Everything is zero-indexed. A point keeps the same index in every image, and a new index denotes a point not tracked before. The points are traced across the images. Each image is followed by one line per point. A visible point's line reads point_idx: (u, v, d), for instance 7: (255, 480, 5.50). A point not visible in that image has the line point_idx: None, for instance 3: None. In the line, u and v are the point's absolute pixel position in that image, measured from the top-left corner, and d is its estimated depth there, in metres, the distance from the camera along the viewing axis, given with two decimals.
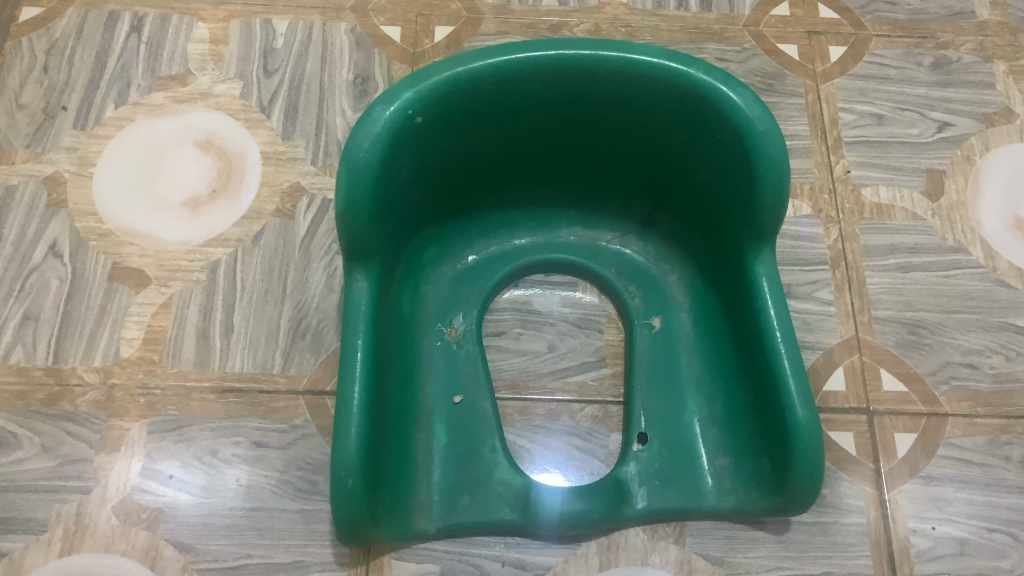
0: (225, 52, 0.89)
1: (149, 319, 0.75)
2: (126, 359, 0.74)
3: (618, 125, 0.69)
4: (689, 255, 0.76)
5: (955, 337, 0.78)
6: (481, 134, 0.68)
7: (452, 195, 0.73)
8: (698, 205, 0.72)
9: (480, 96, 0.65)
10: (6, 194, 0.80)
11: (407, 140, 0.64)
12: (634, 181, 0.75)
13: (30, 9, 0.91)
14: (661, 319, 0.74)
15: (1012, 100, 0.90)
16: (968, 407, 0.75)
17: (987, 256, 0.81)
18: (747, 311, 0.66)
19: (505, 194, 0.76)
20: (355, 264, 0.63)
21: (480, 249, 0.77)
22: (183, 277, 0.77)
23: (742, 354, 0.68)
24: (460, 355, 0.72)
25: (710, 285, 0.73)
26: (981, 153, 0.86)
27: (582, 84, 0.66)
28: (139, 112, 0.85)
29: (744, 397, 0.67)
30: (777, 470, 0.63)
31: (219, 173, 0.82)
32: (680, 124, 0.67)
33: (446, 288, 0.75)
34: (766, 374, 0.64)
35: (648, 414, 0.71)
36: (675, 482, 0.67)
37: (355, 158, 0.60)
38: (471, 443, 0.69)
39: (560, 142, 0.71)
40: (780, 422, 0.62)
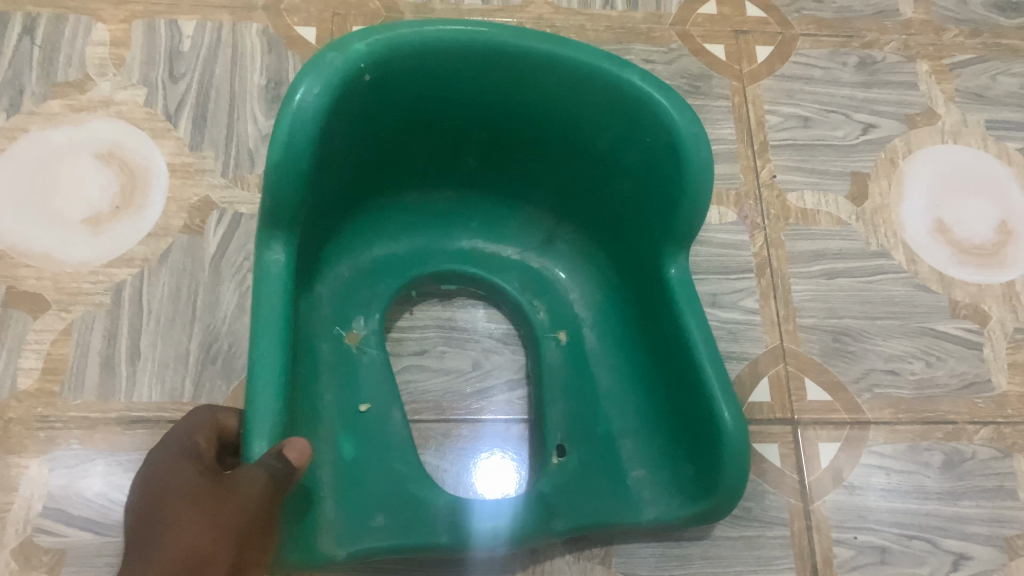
0: (126, 57, 0.84)
1: (48, 348, 0.71)
2: (23, 391, 0.69)
3: (546, 124, 0.67)
4: (595, 272, 0.75)
5: (878, 344, 0.78)
6: (409, 111, 0.65)
7: (362, 179, 0.69)
8: (609, 216, 0.70)
9: (425, 66, 0.61)
10: None
11: (345, 103, 0.59)
12: (547, 187, 0.73)
13: None
14: (569, 334, 0.73)
15: (934, 101, 0.90)
16: (890, 414, 0.75)
17: (909, 260, 0.82)
18: (667, 320, 0.64)
19: (423, 178, 0.73)
20: (273, 235, 0.56)
21: (382, 245, 0.73)
22: (84, 300, 0.73)
23: (658, 360, 0.67)
24: (362, 361, 0.68)
25: (623, 304, 0.72)
26: (904, 156, 0.87)
27: (516, 71, 0.63)
28: (33, 123, 0.80)
29: (663, 407, 0.67)
30: (706, 476, 0.61)
31: (122, 188, 0.78)
32: (611, 128, 0.65)
33: (341, 291, 0.71)
34: (688, 373, 0.63)
35: (562, 425, 0.68)
36: (597, 496, 0.64)
37: (301, 105, 0.55)
38: (379, 453, 0.64)
39: (489, 130, 0.68)
40: (708, 426, 0.61)
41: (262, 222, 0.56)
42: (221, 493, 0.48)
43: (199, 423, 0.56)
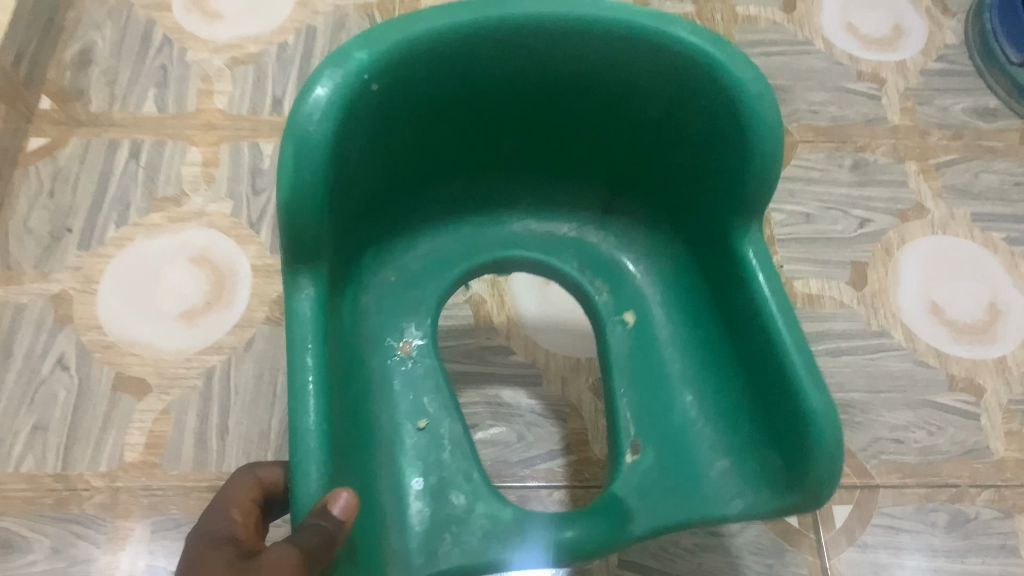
0: (215, 174, 0.97)
1: (150, 425, 0.82)
2: (129, 463, 0.80)
3: (588, 98, 0.70)
4: (657, 235, 0.79)
5: (882, 414, 0.86)
6: (440, 111, 0.68)
7: (405, 184, 0.73)
8: (668, 182, 0.74)
9: (442, 58, 0.63)
10: (18, 313, 0.87)
11: (363, 109, 0.61)
12: (599, 165, 0.77)
13: (36, 138, 0.99)
14: (635, 314, 0.77)
15: (923, 196, 1.01)
16: (897, 478, 0.83)
17: (908, 338, 0.91)
18: (739, 296, 0.65)
19: (460, 177, 0.77)
20: (297, 271, 0.58)
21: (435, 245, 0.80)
22: (181, 384, 0.84)
23: (727, 338, 0.68)
24: (415, 370, 0.74)
25: (688, 263, 0.75)
26: (898, 246, 0.97)
27: (560, 53, 0.66)
28: (138, 232, 0.93)
29: (735, 390, 0.68)
30: (792, 466, 0.59)
31: (212, 286, 0.90)
32: (660, 96, 0.68)
33: (392, 292, 0.77)
34: (764, 348, 0.62)
35: (631, 416, 0.72)
36: (669, 497, 0.67)
37: (306, 131, 0.57)
38: (444, 471, 0.69)
39: (522, 117, 0.72)
40: (791, 404, 0.59)
41: (287, 269, 0.59)
42: (251, 565, 0.46)
43: (234, 493, 0.56)
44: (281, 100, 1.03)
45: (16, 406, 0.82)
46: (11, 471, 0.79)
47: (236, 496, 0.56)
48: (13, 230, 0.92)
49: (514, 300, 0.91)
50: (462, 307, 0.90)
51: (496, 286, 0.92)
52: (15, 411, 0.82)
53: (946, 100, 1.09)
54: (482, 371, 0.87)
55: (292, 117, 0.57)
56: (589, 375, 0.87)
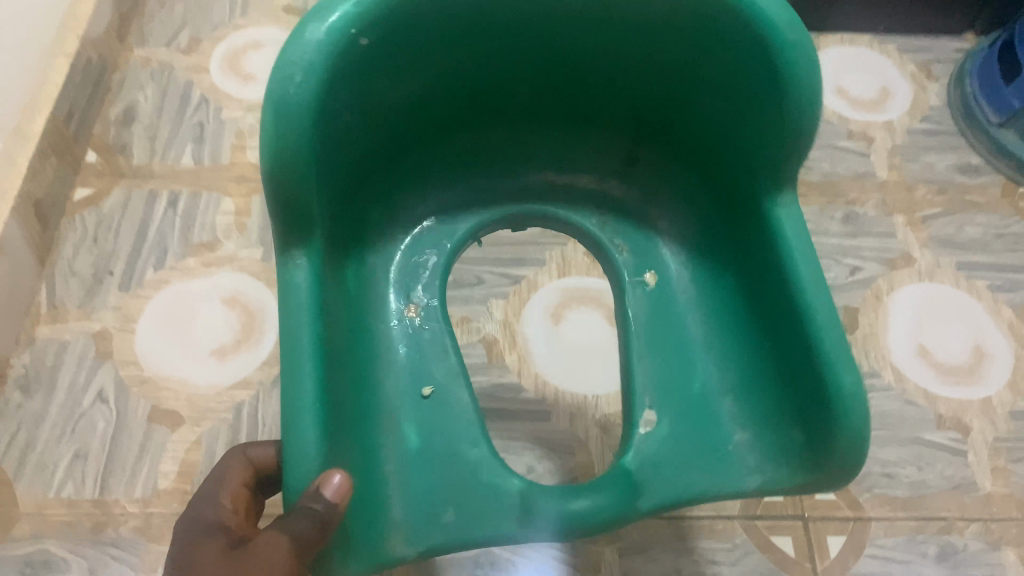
0: (247, 222, 1.05)
1: (182, 454, 0.87)
2: (162, 489, 0.85)
3: (609, 53, 0.74)
4: (682, 192, 0.85)
5: (874, 450, 0.91)
6: (447, 62, 0.72)
7: (416, 135, 0.79)
8: (695, 135, 0.80)
9: (442, 10, 0.66)
10: (61, 349, 0.93)
11: (355, 59, 0.63)
12: (622, 112, 0.82)
13: (82, 189, 1.06)
14: (657, 274, 0.85)
15: (910, 246, 1.07)
16: (888, 511, 0.87)
17: (897, 379, 0.96)
18: (769, 262, 0.69)
19: (478, 122, 0.82)
20: (292, 246, 0.61)
21: (450, 195, 0.88)
22: (212, 417, 0.90)
23: (752, 310, 0.73)
24: (424, 334, 0.81)
25: (711, 221, 0.81)
26: (887, 292, 1.03)
27: (585, 9, 0.69)
28: (174, 275, 1.00)
29: (762, 361, 0.72)
30: (814, 439, 0.63)
31: (243, 325, 0.96)
32: (682, 44, 0.71)
33: (402, 251, 0.85)
34: (788, 315, 0.66)
35: (648, 382, 0.78)
36: (690, 461, 0.72)
37: (287, 92, 0.58)
38: (445, 436, 0.75)
39: (537, 67, 0.75)
40: (816, 380, 0.63)
41: (280, 228, 0.61)
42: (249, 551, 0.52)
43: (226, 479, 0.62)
44: None
45: (57, 435, 0.88)
46: (52, 496, 0.84)
47: (229, 482, 0.61)
48: (59, 272, 0.99)
49: (525, 340, 0.96)
50: (476, 347, 0.96)
51: (508, 326, 0.98)
52: (57, 440, 0.88)
53: (930, 158, 1.16)
54: (495, 407, 0.92)
55: (274, 81, 0.59)
56: (596, 412, 0.92)
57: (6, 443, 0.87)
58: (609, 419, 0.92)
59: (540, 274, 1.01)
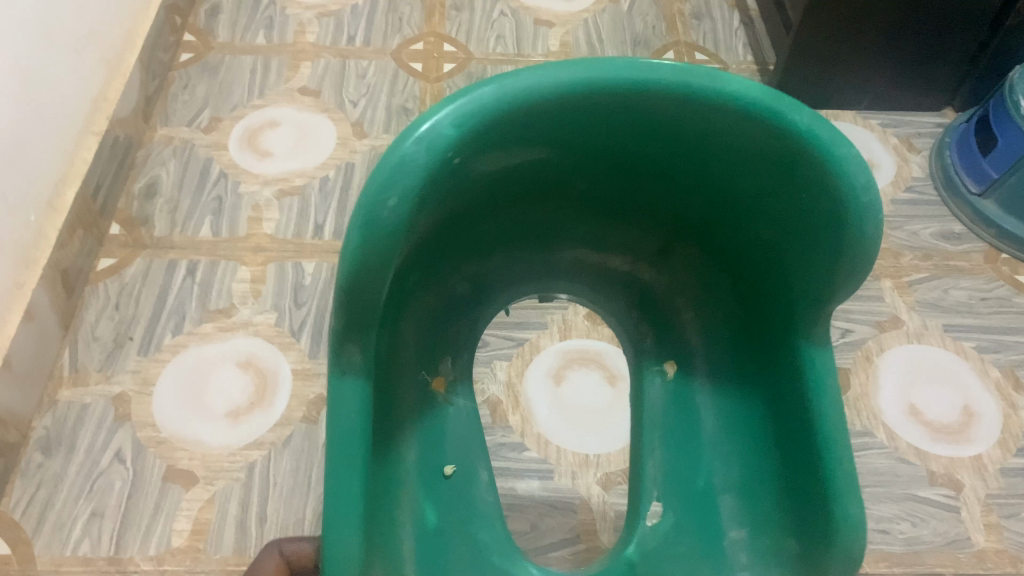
0: (262, 289, 1.09)
1: (196, 513, 0.90)
2: (176, 547, 0.87)
3: (689, 156, 0.71)
4: (699, 298, 0.93)
5: (869, 507, 0.93)
6: (523, 166, 0.74)
7: (486, 222, 0.85)
8: (739, 257, 0.81)
9: (536, 125, 0.66)
10: (81, 410, 0.97)
11: (438, 176, 0.62)
12: (677, 220, 0.84)
13: (106, 258, 1.12)
14: (675, 363, 0.94)
15: (898, 309, 1.11)
16: (884, 566, 0.89)
17: (889, 437, 0.99)
18: (789, 379, 0.73)
19: (529, 189, 0.80)
20: (349, 335, 0.60)
21: (494, 271, 0.97)
22: (225, 476, 0.93)
23: (767, 414, 0.78)
24: (450, 409, 0.91)
25: (733, 326, 0.87)
26: (877, 354, 1.06)
27: (659, 131, 0.69)
28: (192, 340, 1.04)
29: (767, 467, 0.77)
30: (807, 552, 0.68)
31: (256, 387, 1.00)
32: (749, 169, 0.69)
33: (439, 331, 0.94)
34: (797, 425, 0.71)
35: (658, 474, 0.87)
36: (685, 550, 0.80)
37: (379, 215, 0.58)
38: (461, 513, 0.83)
39: (607, 163, 0.75)
40: (815, 496, 0.68)
41: (342, 324, 0.60)
42: None
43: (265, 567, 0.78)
44: (322, 226, 1.17)
45: (75, 495, 0.91)
46: (68, 554, 0.87)
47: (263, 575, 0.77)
48: (81, 337, 1.04)
49: (529, 402, 1.00)
50: (481, 408, 0.99)
51: (511, 388, 1.01)
52: (75, 499, 0.90)
53: (915, 226, 1.21)
54: (499, 466, 0.95)
55: (366, 196, 0.58)
56: (597, 470, 0.95)
57: (25, 502, 0.90)
58: (610, 477, 0.94)
59: (543, 336, 1.06)
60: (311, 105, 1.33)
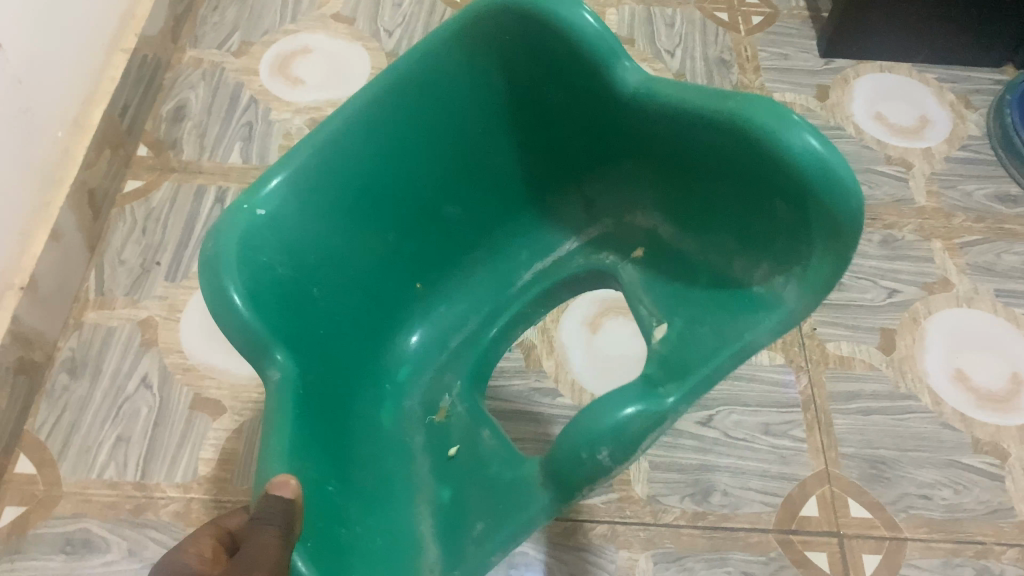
0: None
1: (223, 443, 0.88)
2: (203, 476, 0.86)
3: (533, 126, 0.71)
4: (663, 203, 0.70)
5: (910, 471, 0.91)
6: (443, 193, 0.71)
7: (430, 258, 0.74)
8: (672, 153, 0.65)
9: (398, 130, 0.66)
10: (108, 334, 0.95)
11: (264, 234, 0.59)
12: (613, 149, 0.70)
13: (133, 182, 1.09)
14: (642, 250, 0.73)
15: (948, 271, 1.07)
16: (925, 532, 0.87)
17: (934, 402, 0.96)
18: (754, 159, 0.56)
19: (472, 218, 0.74)
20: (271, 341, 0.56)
21: (480, 294, 0.77)
22: (253, 407, 0.91)
23: (704, 189, 0.65)
24: (452, 419, 0.72)
25: (684, 202, 0.68)
26: (924, 316, 1.03)
27: (484, 108, 0.69)
28: None
29: (749, 201, 0.60)
30: (823, 222, 0.52)
31: None
32: (561, 87, 0.67)
33: (454, 354, 0.76)
34: (758, 171, 0.56)
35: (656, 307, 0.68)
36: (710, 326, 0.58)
37: (206, 250, 0.56)
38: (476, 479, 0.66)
39: (492, 175, 0.73)
40: (798, 186, 0.53)
41: (246, 349, 0.55)
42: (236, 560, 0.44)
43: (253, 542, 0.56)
44: None
45: (101, 419, 0.89)
46: (94, 478, 0.85)
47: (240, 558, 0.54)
48: (107, 261, 1.01)
49: (563, 348, 0.98)
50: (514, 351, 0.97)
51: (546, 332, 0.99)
52: (101, 424, 0.89)
53: (969, 186, 1.17)
54: (532, 411, 0.93)
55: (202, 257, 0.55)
56: None
57: (51, 424, 0.89)
58: None
59: None
60: (346, 32, 1.28)
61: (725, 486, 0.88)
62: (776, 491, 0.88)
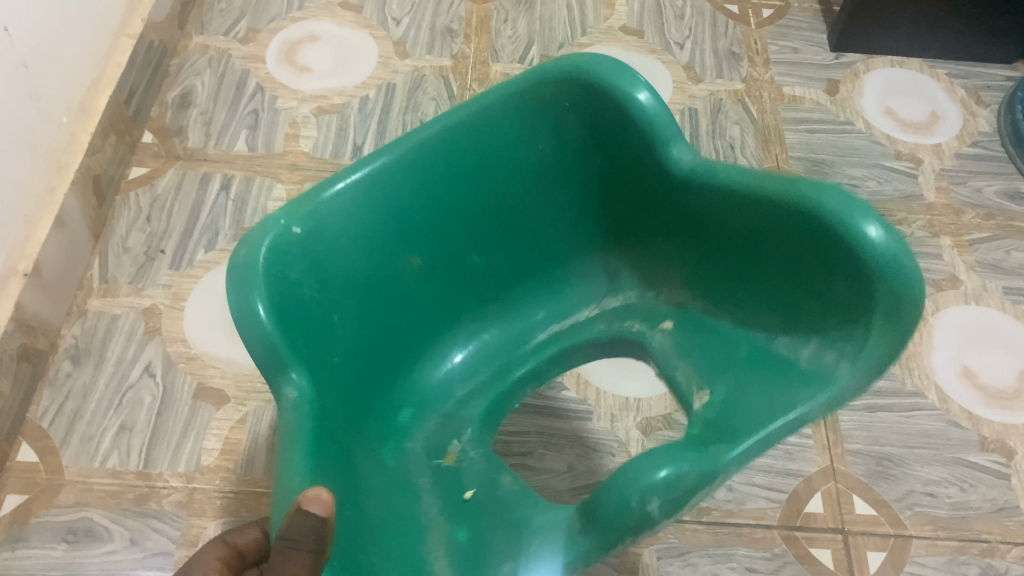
0: None
1: (226, 433, 0.88)
2: (206, 466, 0.85)
3: (578, 189, 0.74)
4: (699, 269, 0.73)
5: (916, 469, 0.90)
6: (472, 239, 0.73)
7: (450, 300, 0.75)
8: (720, 230, 0.69)
9: (445, 172, 0.68)
10: (111, 322, 0.95)
11: (292, 250, 0.60)
12: (656, 214, 0.73)
13: (138, 169, 1.08)
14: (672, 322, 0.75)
15: (957, 269, 1.07)
16: (930, 530, 0.86)
17: (941, 399, 0.95)
18: (813, 241, 0.61)
19: (495, 269, 0.76)
20: (290, 362, 0.56)
21: (491, 342, 0.78)
22: (257, 397, 0.90)
23: (749, 267, 0.68)
24: (465, 466, 0.71)
25: (724, 276, 0.71)
26: (932, 313, 1.02)
27: (525, 163, 0.71)
28: (225, 258, 1.01)
29: (800, 289, 0.64)
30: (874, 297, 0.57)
31: None
32: (611, 150, 0.71)
33: (470, 402, 0.76)
34: (822, 253, 0.61)
35: (692, 373, 0.70)
36: (758, 395, 0.61)
37: (236, 259, 0.58)
38: (493, 522, 0.65)
39: (519, 224, 0.74)
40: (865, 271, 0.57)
41: (265, 367, 0.56)
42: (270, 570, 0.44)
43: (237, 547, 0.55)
44: (360, 148, 1.12)
45: (105, 408, 0.89)
46: (97, 466, 0.85)
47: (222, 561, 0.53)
48: (111, 248, 1.01)
49: None
50: None
51: None
52: (104, 412, 0.88)
53: (979, 182, 1.16)
54: (537, 405, 0.92)
55: (235, 262, 0.57)
56: (637, 414, 0.92)
57: (54, 412, 0.88)
58: (650, 422, 0.91)
59: None
60: (353, 21, 1.27)
61: (730, 481, 0.88)
62: (781, 487, 0.88)
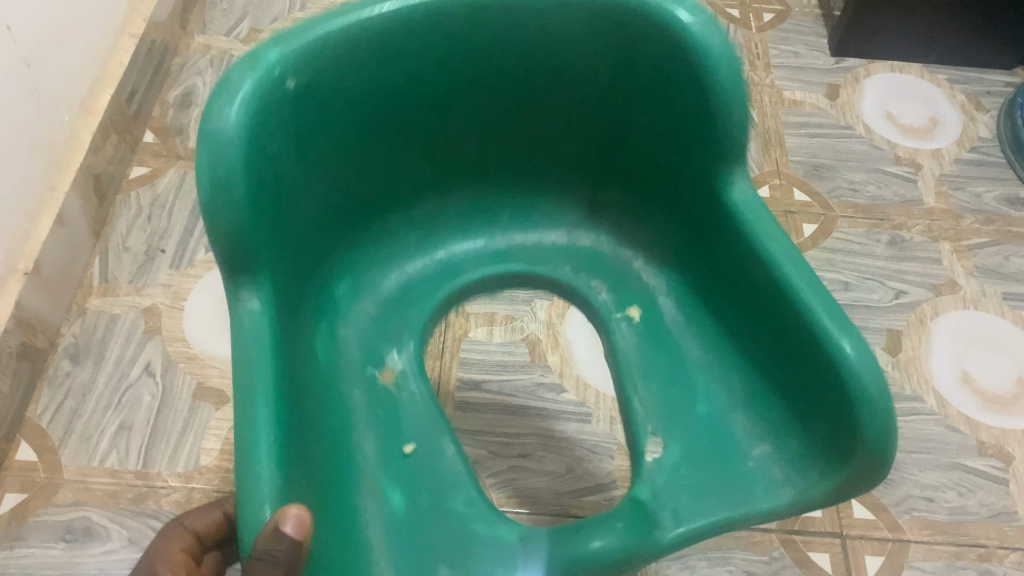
0: None
1: (226, 433, 0.88)
2: (205, 466, 0.85)
3: (592, 115, 0.72)
4: (686, 227, 0.73)
5: (915, 473, 0.90)
6: (450, 133, 0.72)
7: (417, 178, 0.75)
8: (716, 227, 0.68)
9: (446, 65, 0.66)
10: (111, 321, 0.95)
11: (279, 108, 0.57)
12: (652, 156, 0.72)
13: (139, 168, 1.08)
14: (642, 310, 0.77)
15: (956, 274, 1.07)
16: (928, 534, 0.87)
17: (940, 404, 0.95)
18: (792, 324, 0.59)
19: (467, 160, 0.76)
20: (245, 255, 0.55)
21: (433, 225, 0.80)
22: None
23: (735, 309, 0.68)
24: (403, 400, 0.72)
25: (716, 288, 0.71)
26: (931, 318, 1.02)
27: (536, 76, 0.69)
28: None
29: (773, 367, 0.64)
30: (839, 426, 0.56)
31: None
32: (645, 99, 0.69)
33: (406, 316, 0.78)
34: (800, 340, 0.59)
35: (649, 409, 0.70)
36: (708, 488, 0.62)
37: (217, 113, 0.53)
38: (431, 492, 0.67)
39: (506, 128, 0.73)
40: (835, 384, 0.55)
41: (227, 261, 0.55)
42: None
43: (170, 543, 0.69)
44: None
45: (103, 406, 0.89)
46: (96, 465, 0.85)
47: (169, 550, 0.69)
48: (112, 247, 1.01)
49: (568, 343, 0.97)
50: (519, 345, 0.97)
51: (551, 328, 0.99)
52: (103, 411, 0.88)
53: (978, 188, 1.16)
54: (535, 407, 0.92)
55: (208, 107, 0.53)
56: None
57: (53, 410, 0.88)
58: None
59: None
60: None
61: None
62: None
